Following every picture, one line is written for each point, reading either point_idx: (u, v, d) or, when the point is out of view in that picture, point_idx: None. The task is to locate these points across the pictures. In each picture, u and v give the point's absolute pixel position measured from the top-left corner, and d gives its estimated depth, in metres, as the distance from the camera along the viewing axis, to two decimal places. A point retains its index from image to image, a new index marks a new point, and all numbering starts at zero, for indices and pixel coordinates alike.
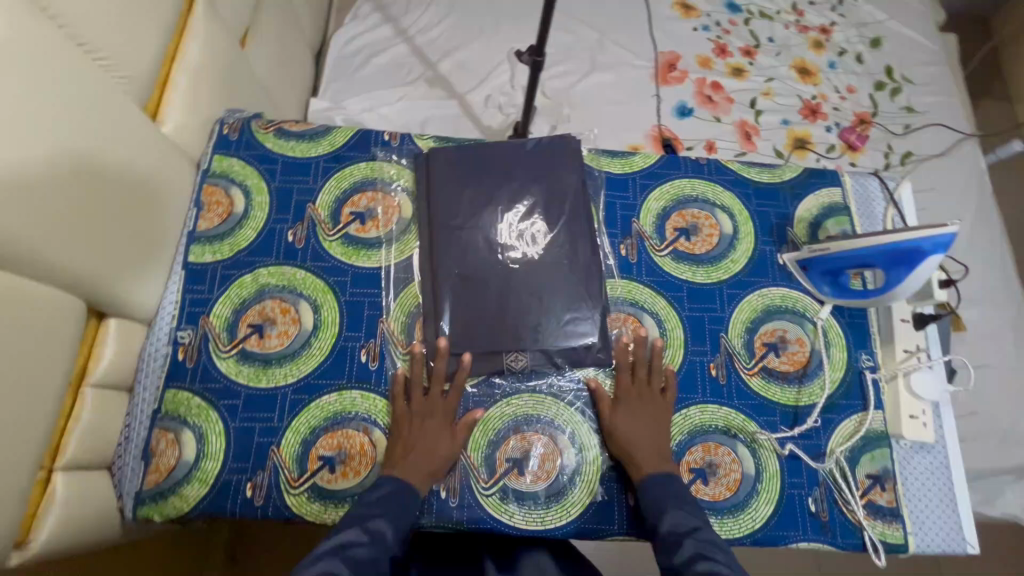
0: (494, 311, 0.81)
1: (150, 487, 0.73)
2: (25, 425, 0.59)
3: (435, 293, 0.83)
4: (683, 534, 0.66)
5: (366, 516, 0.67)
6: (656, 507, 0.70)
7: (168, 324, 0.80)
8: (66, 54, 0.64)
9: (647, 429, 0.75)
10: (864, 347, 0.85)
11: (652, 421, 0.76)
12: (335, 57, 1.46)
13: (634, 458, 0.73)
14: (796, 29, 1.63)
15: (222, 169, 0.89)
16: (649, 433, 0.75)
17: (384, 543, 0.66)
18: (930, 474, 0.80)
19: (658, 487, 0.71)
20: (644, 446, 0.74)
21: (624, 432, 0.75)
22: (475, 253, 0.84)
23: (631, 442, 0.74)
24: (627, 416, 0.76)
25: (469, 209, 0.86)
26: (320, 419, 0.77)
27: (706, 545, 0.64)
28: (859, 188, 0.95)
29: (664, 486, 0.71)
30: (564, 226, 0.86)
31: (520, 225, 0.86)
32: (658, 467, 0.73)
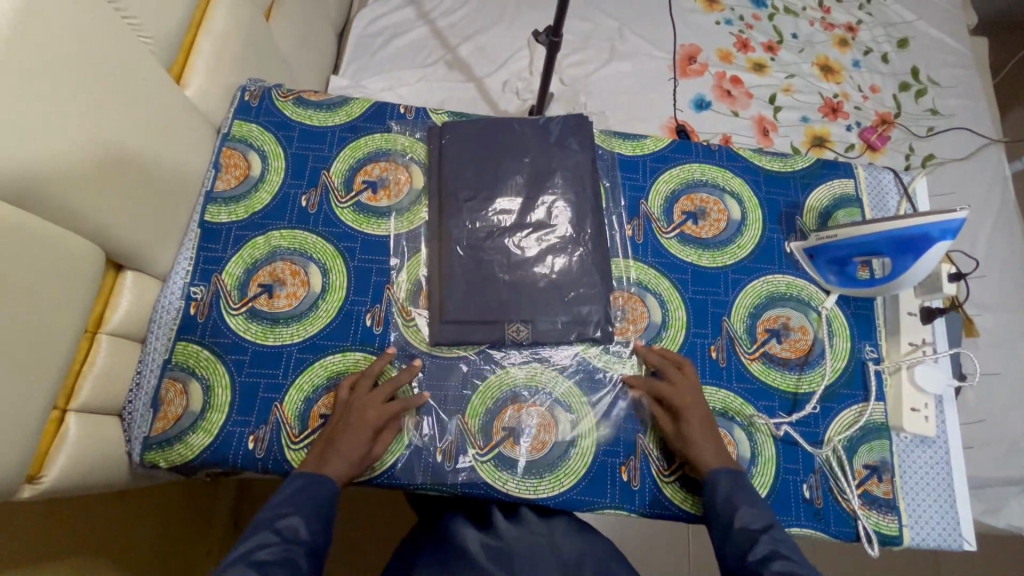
0: (499, 284, 0.82)
1: (157, 434, 0.76)
2: (41, 365, 0.62)
3: (441, 263, 0.83)
4: (757, 532, 0.64)
5: (275, 517, 0.64)
6: (729, 503, 0.67)
7: (182, 279, 0.82)
8: (98, 11, 0.66)
9: (702, 427, 0.73)
10: (869, 338, 0.84)
11: (707, 417, 0.74)
12: (358, 37, 1.48)
13: (699, 452, 0.71)
14: (821, 26, 1.61)
15: (241, 134, 0.91)
16: (708, 427, 0.73)
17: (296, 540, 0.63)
18: (930, 468, 0.79)
19: (727, 481, 0.69)
20: (705, 445, 0.72)
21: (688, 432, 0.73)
22: (485, 228, 0.85)
23: (693, 440, 0.72)
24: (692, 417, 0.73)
25: (480, 183, 0.87)
26: (322, 378, 0.79)
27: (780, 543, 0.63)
28: (873, 180, 0.94)
29: (733, 479, 0.69)
30: (572, 203, 0.86)
31: (528, 200, 0.86)
32: (722, 462, 0.71)
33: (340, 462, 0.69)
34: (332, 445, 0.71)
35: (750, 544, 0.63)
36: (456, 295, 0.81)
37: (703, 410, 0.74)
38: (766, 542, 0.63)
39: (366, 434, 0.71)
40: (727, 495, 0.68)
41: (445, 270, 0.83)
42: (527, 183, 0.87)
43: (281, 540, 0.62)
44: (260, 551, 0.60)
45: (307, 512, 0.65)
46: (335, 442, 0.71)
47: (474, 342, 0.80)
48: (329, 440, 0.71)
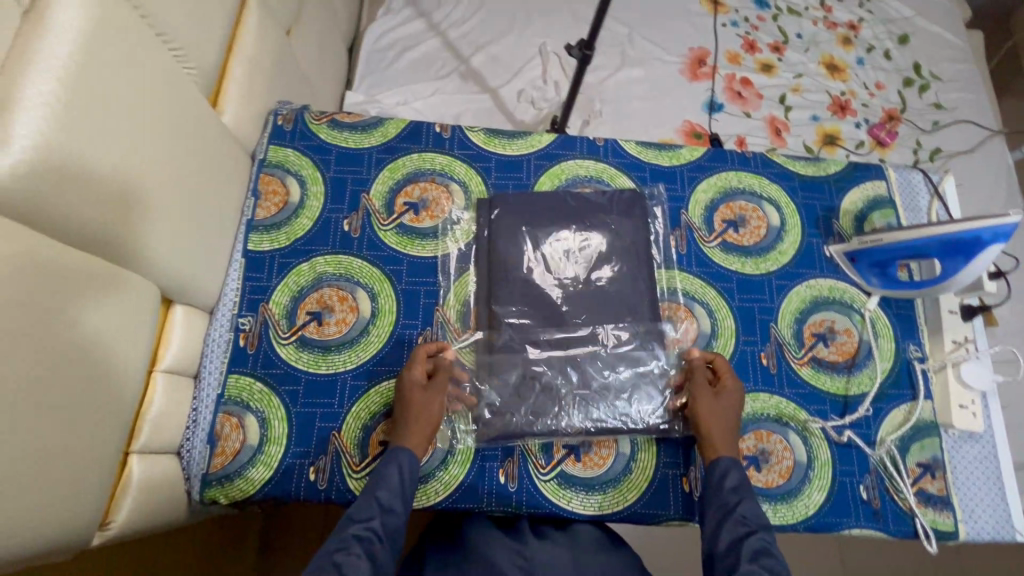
0: (552, 372, 0.80)
1: (216, 471, 0.75)
2: (105, 408, 0.60)
3: (491, 281, 0.84)
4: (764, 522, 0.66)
5: (354, 519, 0.64)
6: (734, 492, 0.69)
7: (229, 311, 0.82)
8: (148, 45, 0.64)
9: (730, 418, 0.74)
10: (912, 338, 0.86)
11: (734, 416, 0.75)
12: (369, 50, 1.47)
13: (712, 438, 0.73)
14: (825, 25, 1.63)
15: (278, 159, 0.90)
16: (728, 418, 0.74)
17: (355, 518, 0.64)
18: (979, 463, 0.81)
19: (730, 468, 0.71)
20: (729, 433, 0.73)
21: (716, 414, 0.74)
22: (536, 305, 0.82)
23: (719, 424, 0.73)
24: (723, 405, 0.75)
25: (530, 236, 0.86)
26: (379, 405, 0.79)
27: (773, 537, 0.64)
28: (903, 181, 0.96)
29: (734, 468, 0.71)
30: (619, 265, 0.85)
31: (573, 262, 0.85)
32: (730, 451, 0.72)
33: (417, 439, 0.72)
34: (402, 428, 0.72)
35: (744, 534, 0.64)
36: (507, 344, 0.81)
37: (737, 400, 0.76)
38: (756, 539, 0.63)
39: (429, 419, 0.73)
40: (735, 485, 0.69)
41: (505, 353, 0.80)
42: (569, 245, 0.86)
43: (358, 542, 0.61)
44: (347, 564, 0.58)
45: (383, 503, 0.66)
46: (405, 417, 0.73)
47: (534, 437, 0.77)
48: (398, 418, 0.73)
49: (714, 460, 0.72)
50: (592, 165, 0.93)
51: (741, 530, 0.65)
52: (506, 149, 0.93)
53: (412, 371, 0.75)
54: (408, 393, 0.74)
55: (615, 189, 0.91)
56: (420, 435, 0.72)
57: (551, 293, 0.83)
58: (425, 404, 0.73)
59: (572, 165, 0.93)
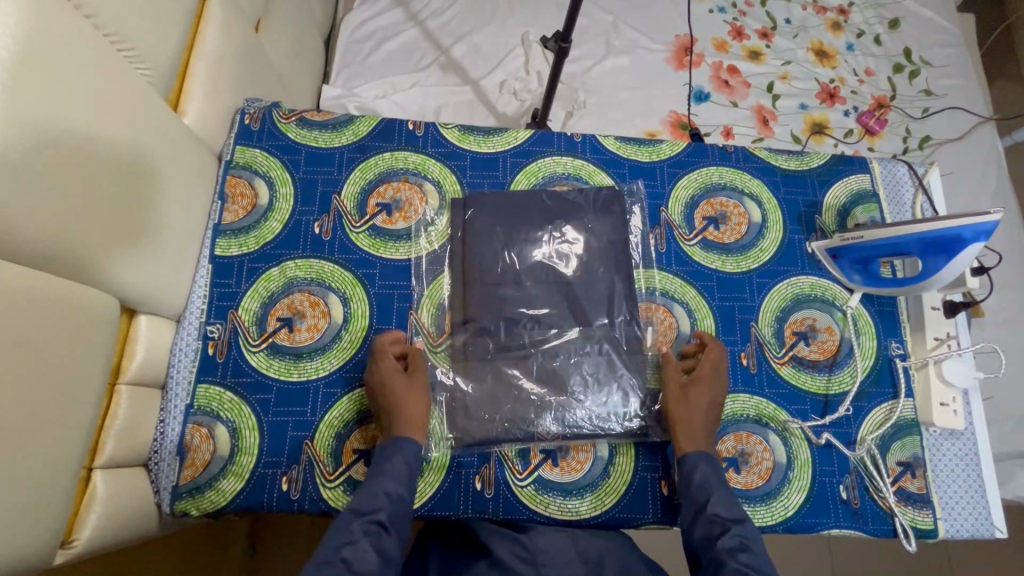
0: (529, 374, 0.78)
1: (186, 483, 0.74)
2: (65, 427, 0.59)
3: (465, 283, 0.82)
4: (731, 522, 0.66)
5: (360, 510, 0.63)
6: (704, 487, 0.70)
7: (197, 319, 0.80)
8: (94, 47, 0.61)
9: (704, 413, 0.74)
10: (894, 335, 0.85)
11: (715, 410, 0.75)
12: (346, 42, 1.43)
13: (688, 434, 0.73)
14: (814, 10, 1.60)
15: (245, 160, 0.87)
16: (710, 413, 0.74)
17: (376, 509, 0.64)
18: (959, 461, 0.80)
19: (702, 466, 0.71)
20: (703, 429, 0.73)
21: (687, 408, 0.74)
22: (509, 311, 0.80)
23: (693, 418, 0.73)
24: (696, 399, 0.74)
25: (507, 237, 0.83)
26: (352, 412, 0.77)
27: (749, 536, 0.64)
28: (887, 175, 0.94)
29: (707, 466, 0.71)
30: (597, 266, 0.83)
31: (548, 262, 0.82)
32: (705, 450, 0.73)
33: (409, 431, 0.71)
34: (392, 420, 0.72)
35: (719, 534, 0.65)
36: (482, 349, 0.79)
37: (712, 393, 0.75)
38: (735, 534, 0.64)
39: (418, 411, 0.73)
40: (703, 481, 0.70)
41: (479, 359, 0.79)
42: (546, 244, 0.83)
43: (368, 535, 0.62)
44: (356, 561, 0.59)
45: (389, 493, 0.65)
46: (382, 412, 0.72)
47: (512, 443, 0.76)
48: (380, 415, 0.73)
49: (683, 455, 0.73)
50: (570, 162, 0.91)
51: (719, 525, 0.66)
52: (481, 147, 0.90)
53: (388, 362, 0.75)
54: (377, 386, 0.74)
55: (593, 186, 0.89)
56: (409, 426, 0.71)
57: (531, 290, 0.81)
58: (394, 395, 0.72)
59: (550, 162, 0.90)
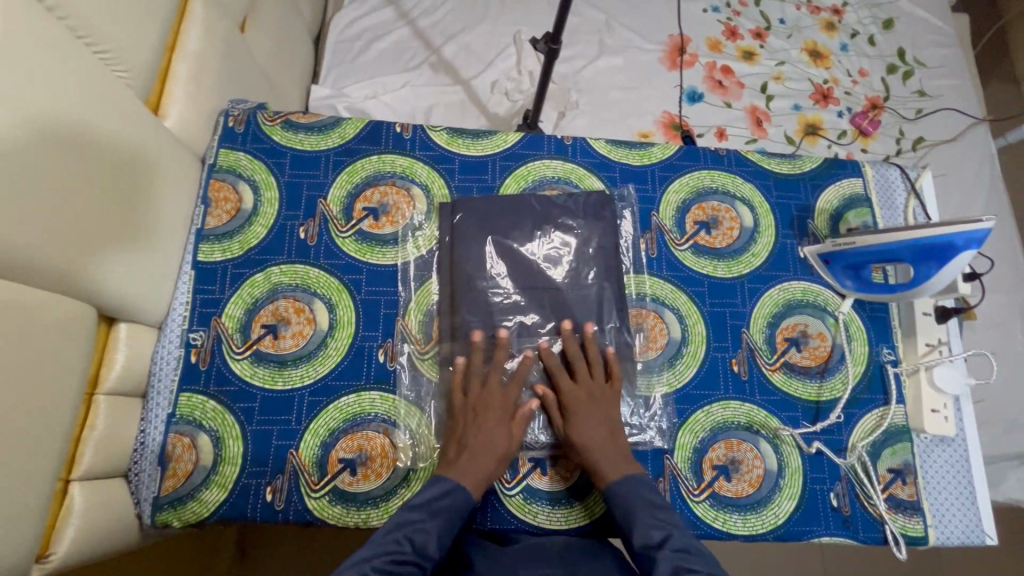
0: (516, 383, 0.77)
1: (167, 494, 0.72)
2: (41, 439, 0.57)
3: (452, 289, 0.81)
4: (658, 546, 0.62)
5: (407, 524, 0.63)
6: (627, 513, 0.67)
7: (179, 326, 0.78)
8: (68, 49, 0.60)
9: (597, 434, 0.72)
10: (886, 341, 0.84)
11: (607, 427, 0.73)
12: (336, 40, 1.41)
13: (597, 466, 0.71)
14: (808, 10, 1.59)
15: (229, 163, 0.86)
16: (598, 432, 0.72)
17: (425, 556, 0.61)
18: (950, 467, 0.80)
19: (623, 492, 0.68)
20: (602, 450, 0.71)
21: (578, 445, 0.72)
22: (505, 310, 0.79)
23: (588, 449, 0.71)
24: (579, 429, 0.72)
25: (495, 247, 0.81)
26: (339, 421, 0.76)
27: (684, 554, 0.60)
28: (880, 178, 0.93)
29: (629, 490, 0.68)
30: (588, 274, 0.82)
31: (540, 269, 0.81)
32: (620, 470, 0.70)
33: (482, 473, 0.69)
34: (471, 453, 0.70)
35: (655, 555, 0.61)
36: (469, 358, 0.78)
37: (595, 417, 0.73)
38: (667, 558, 0.60)
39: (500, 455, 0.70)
40: (624, 508, 0.67)
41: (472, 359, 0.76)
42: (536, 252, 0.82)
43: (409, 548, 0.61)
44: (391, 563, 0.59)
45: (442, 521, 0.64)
46: (472, 445, 0.70)
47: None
48: (464, 439, 0.71)
49: (606, 487, 0.70)
50: (559, 165, 0.89)
51: (660, 531, 0.63)
52: (470, 150, 0.89)
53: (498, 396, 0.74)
54: (490, 420, 0.72)
55: (583, 190, 0.88)
56: (472, 471, 0.69)
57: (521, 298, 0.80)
58: (495, 441, 0.71)
59: (539, 165, 0.89)
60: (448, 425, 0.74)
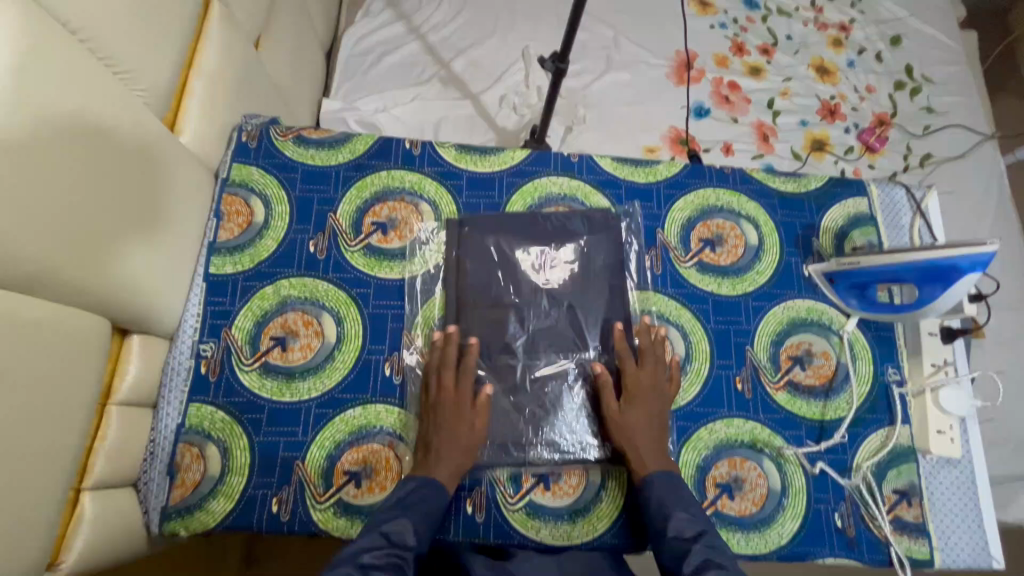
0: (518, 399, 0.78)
1: (176, 503, 0.73)
2: (53, 450, 0.58)
3: (462, 287, 0.82)
4: (690, 540, 0.65)
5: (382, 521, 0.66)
6: (661, 508, 0.69)
7: (191, 337, 0.79)
8: (91, 71, 0.62)
9: (649, 424, 0.74)
10: (891, 360, 0.84)
11: (661, 419, 0.75)
12: (347, 54, 1.44)
13: (641, 454, 0.72)
14: (815, 27, 1.60)
15: (242, 178, 0.88)
16: (653, 421, 0.74)
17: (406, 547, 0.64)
18: (956, 489, 0.79)
19: (662, 485, 0.70)
20: (648, 439, 0.73)
21: (630, 428, 0.73)
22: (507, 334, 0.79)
23: (636, 435, 0.73)
24: (633, 413, 0.74)
25: (505, 263, 0.83)
26: (344, 433, 0.77)
27: (713, 551, 0.64)
28: (886, 199, 0.93)
29: (667, 484, 0.71)
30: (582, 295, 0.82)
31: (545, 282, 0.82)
32: (661, 465, 0.72)
33: (449, 473, 0.71)
34: (434, 452, 0.71)
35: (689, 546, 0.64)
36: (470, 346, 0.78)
37: (652, 404, 0.75)
38: (700, 551, 0.63)
39: (467, 452, 0.72)
40: (661, 502, 0.69)
41: (430, 357, 0.78)
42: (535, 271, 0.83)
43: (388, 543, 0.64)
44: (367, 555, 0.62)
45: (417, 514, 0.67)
46: (437, 443, 0.72)
47: (502, 466, 0.76)
48: (430, 443, 0.72)
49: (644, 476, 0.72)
50: (566, 182, 0.90)
51: (694, 526, 0.67)
52: (477, 167, 0.90)
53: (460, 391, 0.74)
54: (444, 415, 0.73)
55: (589, 208, 0.89)
56: (449, 471, 0.71)
57: (528, 316, 0.80)
58: (457, 433, 0.72)
59: (546, 182, 0.90)
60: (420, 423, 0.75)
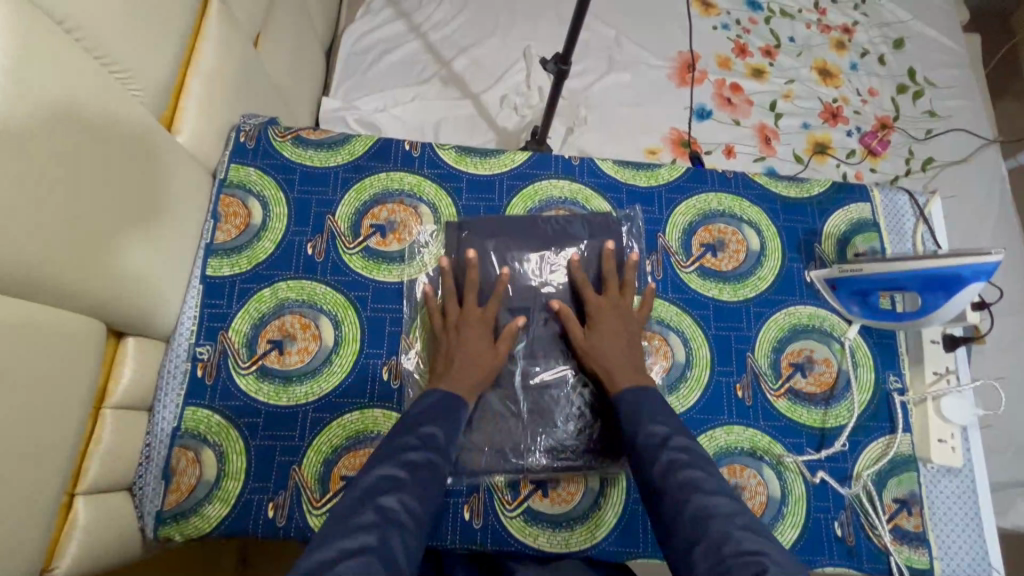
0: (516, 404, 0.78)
1: (170, 508, 0.73)
2: (47, 455, 0.57)
3: (456, 240, 0.84)
4: (659, 446, 0.64)
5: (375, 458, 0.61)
6: (633, 416, 0.68)
7: (186, 340, 0.79)
8: (87, 71, 0.61)
9: (618, 345, 0.75)
10: (893, 368, 0.84)
11: (629, 338, 0.76)
12: (347, 53, 1.43)
13: (611, 373, 0.73)
14: (818, 29, 1.59)
15: (239, 179, 0.87)
16: (622, 343, 0.76)
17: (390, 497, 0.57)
18: (957, 498, 0.79)
19: (634, 396, 0.70)
20: (617, 359, 0.74)
21: (597, 352, 0.75)
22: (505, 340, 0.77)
23: (606, 357, 0.74)
24: (599, 339, 0.76)
25: (500, 232, 0.83)
26: (341, 438, 0.76)
27: (682, 453, 0.62)
28: (888, 204, 0.93)
29: (640, 395, 0.70)
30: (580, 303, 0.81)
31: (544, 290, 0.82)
32: (633, 381, 0.72)
33: (464, 386, 0.73)
34: (454, 362, 0.74)
35: (660, 444, 0.64)
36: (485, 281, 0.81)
37: (616, 325, 0.77)
38: (669, 454, 0.62)
39: (481, 369, 0.74)
40: (635, 410, 0.68)
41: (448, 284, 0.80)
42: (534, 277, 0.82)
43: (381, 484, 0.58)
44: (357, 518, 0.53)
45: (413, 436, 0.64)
46: (457, 357, 0.74)
47: (501, 472, 0.75)
48: (450, 354, 0.75)
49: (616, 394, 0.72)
50: (567, 185, 0.90)
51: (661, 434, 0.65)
52: (477, 169, 0.89)
53: (478, 317, 0.77)
54: (469, 333, 0.76)
55: (590, 211, 0.88)
56: (463, 380, 0.72)
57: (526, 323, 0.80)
58: (477, 352, 0.75)
59: (546, 185, 0.89)
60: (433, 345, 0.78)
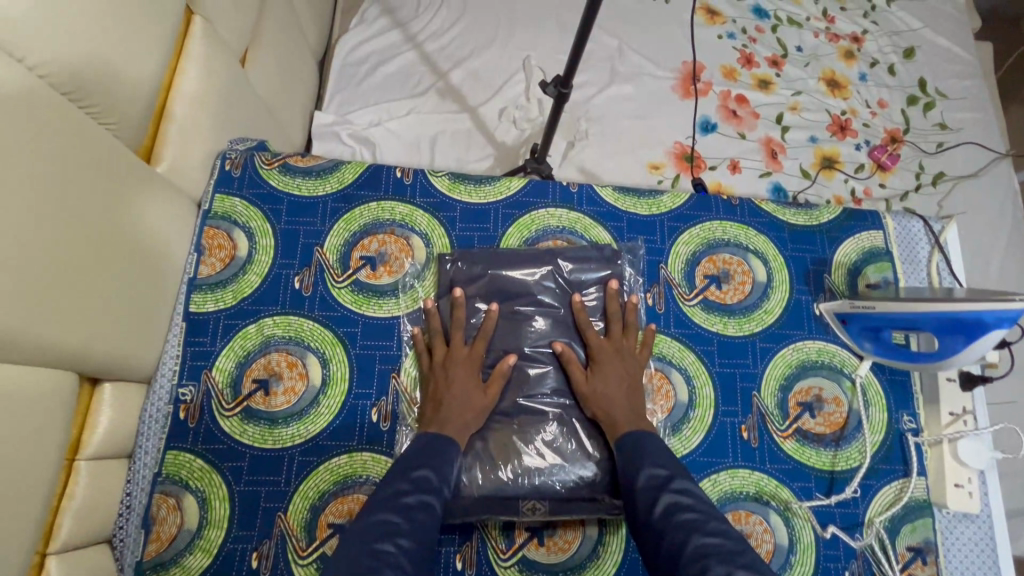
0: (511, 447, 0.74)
1: (150, 558, 0.70)
2: (14, 519, 0.54)
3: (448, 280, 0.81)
4: (659, 488, 0.61)
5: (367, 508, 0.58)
6: (634, 459, 0.65)
7: (168, 381, 0.76)
8: (57, 110, 0.57)
9: (619, 387, 0.73)
10: (906, 407, 0.80)
11: (631, 381, 0.74)
12: (340, 65, 1.39)
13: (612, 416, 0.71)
14: (826, 38, 1.54)
15: (224, 210, 0.84)
16: (623, 386, 0.73)
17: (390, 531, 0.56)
18: (973, 545, 0.75)
19: (635, 439, 0.67)
20: (618, 402, 0.72)
21: (598, 396, 0.73)
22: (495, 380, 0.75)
23: (607, 401, 0.72)
24: (599, 381, 0.74)
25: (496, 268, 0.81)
26: (329, 483, 0.73)
27: (681, 495, 0.59)
28: (902, 232, 0.89)
29: (641, 438, 0.67)
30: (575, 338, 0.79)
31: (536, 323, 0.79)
32: (635, 425, 0.70)
33: (456, 428, 0.70)
34: (445, 404, 0.71)
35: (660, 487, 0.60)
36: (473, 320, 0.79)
37: (619, 368, 0.75)
38: (667, 495, 0.59)
39: (472, 411, 0.72)
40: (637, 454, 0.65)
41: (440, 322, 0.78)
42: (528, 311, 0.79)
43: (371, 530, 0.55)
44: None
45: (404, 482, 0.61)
46: (447, 398, 0.72)
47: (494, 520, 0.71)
48: (440, 395, 0.72)
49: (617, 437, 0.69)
50: (564, 214, 0.86)
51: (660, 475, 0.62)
52: (471, 197, 0.86)
53: (471, 358, 0.75)
54: (459, 371, 0.74)
55: (589, 242, 0.84)
56: (454, 423, 0.70)
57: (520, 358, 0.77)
58: (469, 392, 0.72)
59: (544, 214, 0.86)
60: (423, 385, 0.76)
